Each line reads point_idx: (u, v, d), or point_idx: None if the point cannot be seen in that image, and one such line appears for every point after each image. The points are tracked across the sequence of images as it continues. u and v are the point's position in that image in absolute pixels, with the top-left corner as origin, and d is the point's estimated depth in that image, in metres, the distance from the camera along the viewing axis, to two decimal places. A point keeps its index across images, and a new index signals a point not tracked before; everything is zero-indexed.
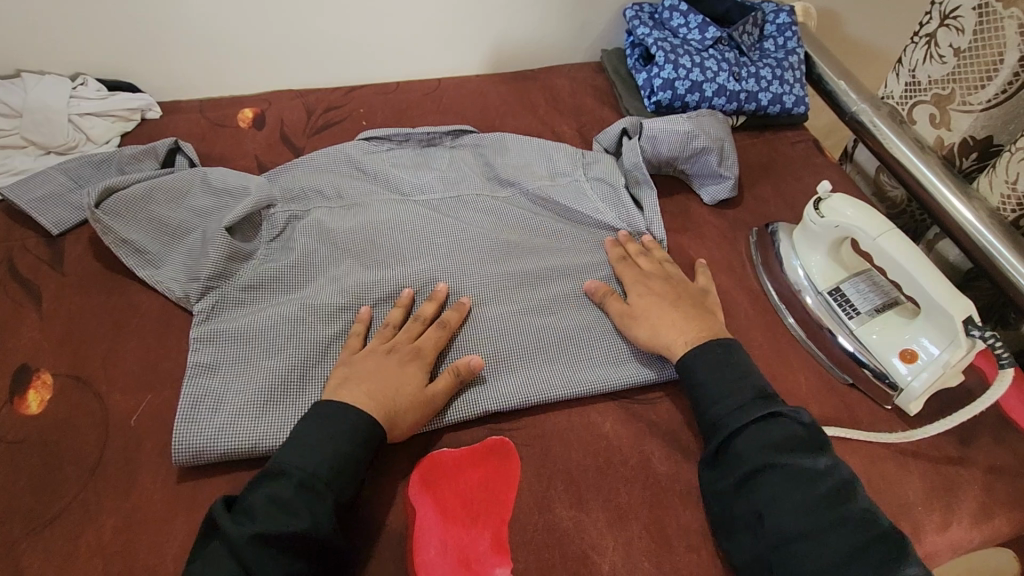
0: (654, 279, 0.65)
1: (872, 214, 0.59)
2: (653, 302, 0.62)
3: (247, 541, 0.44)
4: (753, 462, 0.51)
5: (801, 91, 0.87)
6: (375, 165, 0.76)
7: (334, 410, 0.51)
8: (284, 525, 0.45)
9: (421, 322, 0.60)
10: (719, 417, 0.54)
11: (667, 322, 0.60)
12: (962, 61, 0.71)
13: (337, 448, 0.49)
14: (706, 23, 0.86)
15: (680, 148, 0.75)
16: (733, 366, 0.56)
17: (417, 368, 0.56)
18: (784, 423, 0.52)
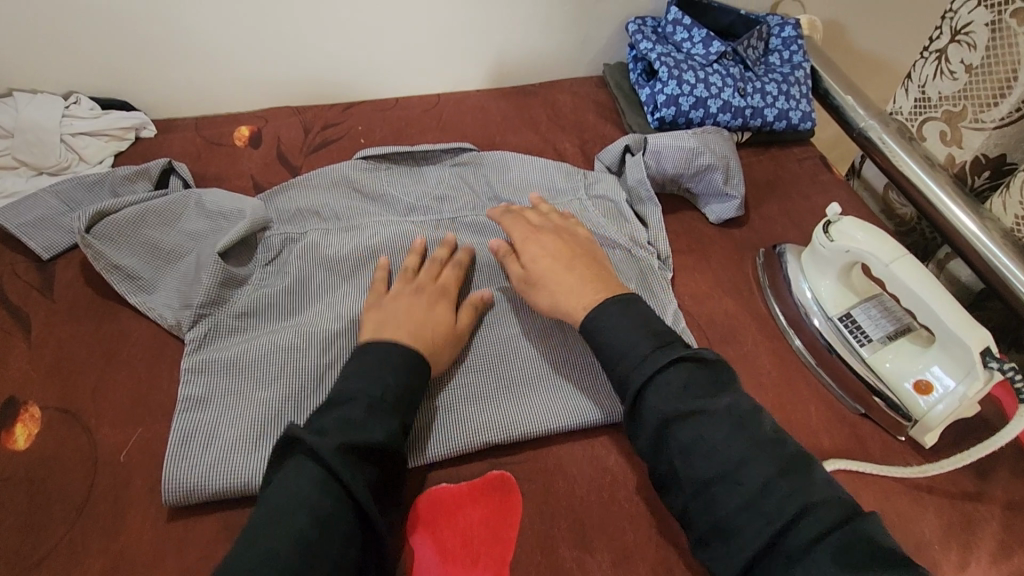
0: (546, 239, 0.64)
1: (884, 239, 0.57)
2: (550, 265, 0.61)
3: (336, 454, 0.45)
4: (667, 409, 0.49)
5: (807, 106, 0.85)
6: (371, 183, 0.75)
7: (382, 347, 0.54)
8: (366, 437, 0.47)
9: (436, 263, 0.65)
10: (625, 372, 0.53)
11: (565, 288, 0.60)
12: (974, 78, 0.70)
13: (397, 374, 0.52)
14: (711, 38, 0.84)
15: (685, 165, 0.74)
16: (637, 320, 0.55)
17: (444, 306, 0.60)
18: (691, 365, 0.52)
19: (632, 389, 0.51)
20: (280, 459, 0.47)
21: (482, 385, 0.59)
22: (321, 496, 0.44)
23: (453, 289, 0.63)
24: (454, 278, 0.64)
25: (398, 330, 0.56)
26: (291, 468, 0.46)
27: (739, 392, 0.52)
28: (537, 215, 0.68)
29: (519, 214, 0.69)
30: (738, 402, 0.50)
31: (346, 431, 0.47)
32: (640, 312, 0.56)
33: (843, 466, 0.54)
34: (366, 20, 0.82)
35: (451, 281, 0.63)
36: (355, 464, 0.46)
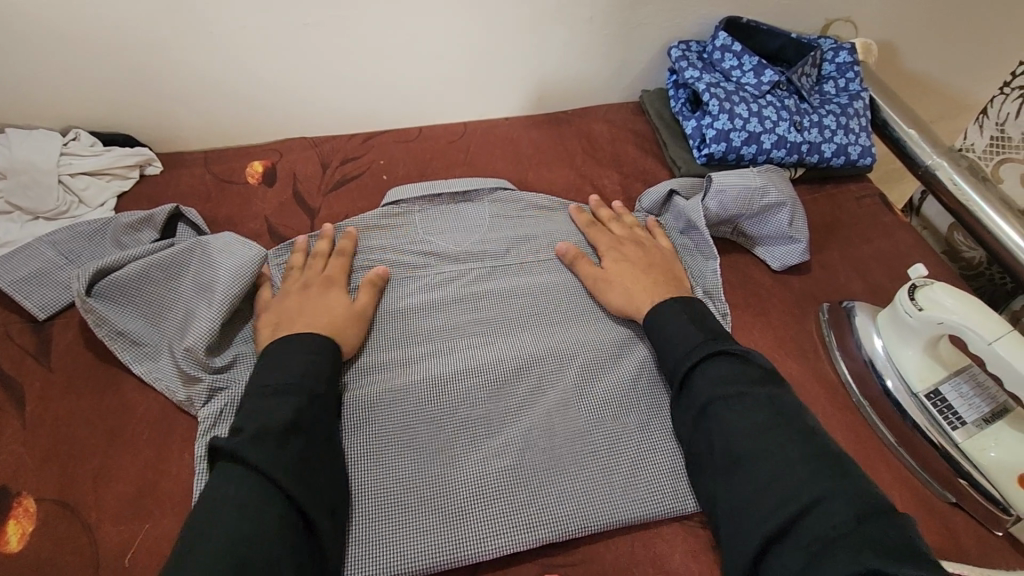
0: (625, 245, 0.67)
1: (985, 313, 0.51)
2: (623, 269, 0.65)
3: (244, 443, 0.45)
4: (709, 395, 0.52)
5: (867, 140, 0.78)
6: (405, 231, 0.70)
7: (279, 340, 0.54)
8: (272, 418, 0.47)
9: (321, 257, 0.65)
10: (674, 359, 0.56)
11: (640, 286, 0.63)
12: None
13: (300, 360, 0.52)
14: (763, 66, 0.77)
15: (746, 206, 0.67)
16: (692, 308, 0.59)
17: (335, 292, 0.60)
18: (737, 358, 0.54)
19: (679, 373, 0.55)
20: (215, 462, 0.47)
21: (529, 469, 0.53)
22: (250, 495, 0.43)
23: (341, 278, 0.62)
24: (337, 265, 0.64)
25: (295, 324, 0.56)
26: (218, 473, 0.45)
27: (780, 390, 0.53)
28: (620, 225, 0.70)
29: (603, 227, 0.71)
30: (778, 399, 0.52)
31: (255, 421, 0.47)
32: (695, 307, 0.59)
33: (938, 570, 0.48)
34: (391, 44, 0.76)
35: (340, 271, 0.63)
36: (266, 446, 0.45)
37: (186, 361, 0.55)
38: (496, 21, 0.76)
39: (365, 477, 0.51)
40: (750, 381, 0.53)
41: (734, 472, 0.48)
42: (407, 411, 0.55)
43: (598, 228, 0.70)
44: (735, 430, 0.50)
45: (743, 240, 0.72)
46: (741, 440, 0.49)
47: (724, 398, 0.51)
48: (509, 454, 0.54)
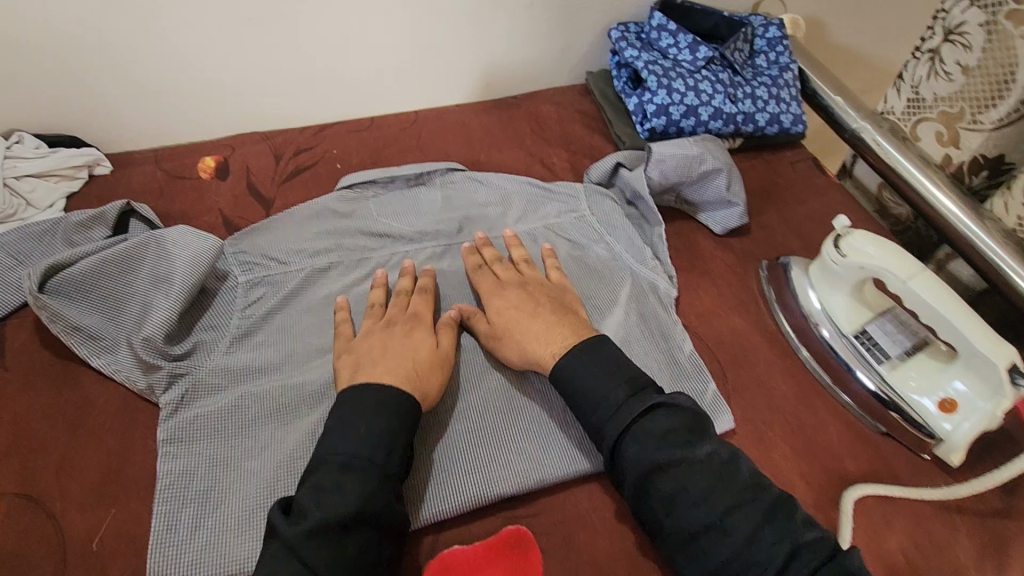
0: (511, 290, 0.61)
1: (900, 255, 0.55)
2: (516, 316, 0.59)
3: (301, 537, 0.43)
4: (646, 465, 0.48)
5: (798, 109, 0.83)
6: (359, 216, 0.71)
7: (353, 388, 0.51)
8: (337, 509, 0.44)
9: (403, 295, 0.62)
10: (598, 426, 0.51)
11: (535, 336, 0.57)
12: (970, 79, 0.67)
13: (373, 430, 0.48)
14: (697, 43, 0.81)
15: (686, 174, 0.71)
16: (603, 360, 0.53)
17: (421, 336, 0.57)
18: (665, 416, 0.50)
19: (608, 443, 0.50)
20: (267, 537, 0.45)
21: (490, 432, 0.55)
22: None
23: (426, 317, 0.60)
24: (423, 306, 0.61)
25: (374, 370, 0.53)
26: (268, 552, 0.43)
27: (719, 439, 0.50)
28: (507, 266, 0.64)
29: (489, 268, 0.65)
30: (719, 453, 0.48)
31: (317, 503, 0.44)
32: (604, 354, 0.54)
33: (868, 491, 0.53)
34: (353, 40, 0.78)
35: (424, 309, 0.60)
36: (323, 543, 0.43)
37: (145, 349, 0.56)
38: (438, 11, 0.78)
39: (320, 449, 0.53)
40: (688, 440, 0.49)
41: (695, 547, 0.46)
42: None
43: (486, 271, 0.65)
44: (681, 494, 0.47)
45: (686, 207, 0.75)
46: (704, 506, 0.46)
47: (666, 465, 0.47)
48: (469, 418, 0.56)
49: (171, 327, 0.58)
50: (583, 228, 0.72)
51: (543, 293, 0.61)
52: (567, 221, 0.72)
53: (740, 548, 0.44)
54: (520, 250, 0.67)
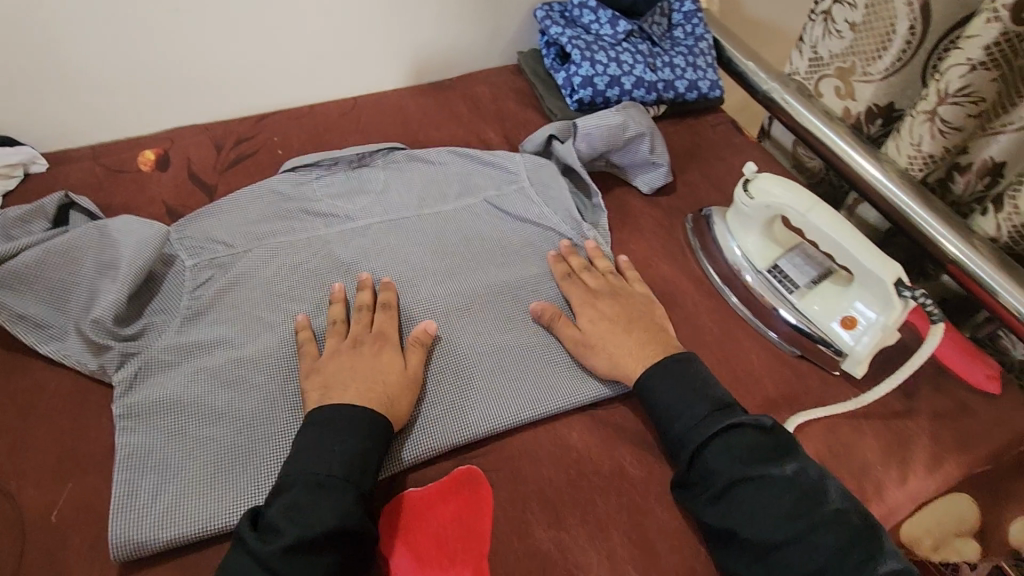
0: (604, 301, 0.64)
1: (800, 191, 0.61)
2: (609, 329, 0.61)
3: (277, 553, 0.44)
4: (731, 474, 0.51)
5: (714, 75, 0.89)
6: (303, 198, 0.73)
7: (326, 411, 0.52)
8: (313, 528, 0.45)
9: (366, 310, 0.62)
10: (682, 435, 0.54)
11: (626, 351, 0.60)
12: (858, 35, 0.73)
13: (351, 450, 0.50)
14: (616, 18, 0.86)
15: (612, 141, 0.75)
16: (688, 376, 0.57)
17: (390, 353, 0.58)
18: (750, 433, 0.53)
19: (693, 446, 0.53)
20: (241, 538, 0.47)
21: (439, 387, 0.58)
22: None
23: (391, 333, 0.60)
24: (388, 323, 0.61)
25: (347, 394, 0.53)
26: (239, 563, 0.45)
27: (803, 460, 0.52)
28: (595, 275, 0.66)
29: (577, 277, 0.67)
30: (805, 472, 0.51)
31: (293, 523, 0.46)
32: (695, 373, 0.57)
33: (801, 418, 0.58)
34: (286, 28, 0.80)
35: (389, 326, 0.61)
36: (295, 559, 0.45)
37: (93, 331, 0.57)
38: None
39: (277, 414, 0.56)
40: (773, 457, 0.52)
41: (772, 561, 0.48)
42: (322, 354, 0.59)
43: (573, 280, 0.66)
44: (760, 510, 0.49)
45: (616, 172, 0.80)
46: (781, 525, 0.48)
47: (749, 477, 0.50)
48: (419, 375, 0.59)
49: (120, 309, 0.59)
50: (521, 198, 0.74)
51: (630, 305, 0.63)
52: (507, 192, 0.75)
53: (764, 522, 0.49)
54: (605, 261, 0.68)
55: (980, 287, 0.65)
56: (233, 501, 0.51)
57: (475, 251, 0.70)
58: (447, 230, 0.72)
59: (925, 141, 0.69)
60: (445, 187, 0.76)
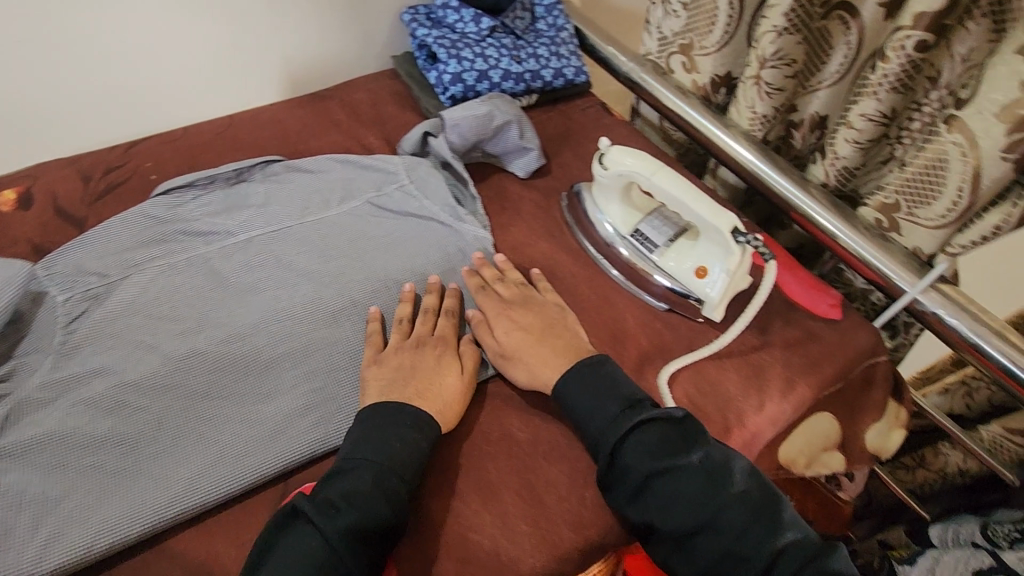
0: (517, 311, 0.65)
1: (646, 159, 0.67)
2: (526, 338, 0.63)
3: (344, 537, 0.48)
4: (645, 469, 0.54)
5: (577, 62, 0.94)
6: (179, 219, 0.71)
7: (392, 406, 0.57)
8: (374, 519, 0.50)
9: (431, 314, 0.66)
10: (597, 435, 0.57)
11: (543, 359, 0.62)
12: (691, 13, 0.80)
13: (410, 444, 0.55)
14: (479, 15, 0.89)
15: (482, 131, 0.78)
16: (601, 378, 0.60)
17: (449, 356, 0.63)
18: (660, 428, 0.56)
19: (608, 447, 0.56)
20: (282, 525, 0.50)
21: (325, 386, 0.61)
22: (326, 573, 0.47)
23: (451, 337, 0.65)
24: (448, 326, 0.65)
25: (407, 391, 0.59)
26: (289, 549, 0.48)
27: (710, 444, 0.56)
28: (506, 285, 0.68)
29: (490, 289, 0.68)
30: (711, 456, 0.55)
31: (351, 506, 0.50)
32: (607, 373, 0.60)
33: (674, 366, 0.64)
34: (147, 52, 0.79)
35: (450, 331, 0.65)
36: (355, 544, 0.48)
37: None
38: (226, 14, 0.81)
39: (162, 433, 0.56)
40: (679, 447, 0.56)
41: (690, 544, 0.53)
42: (208, 369, 0.59)
43: (488, 292, 0.68)
44: (675, 499, 0.54)
45: (493, 160, 0.84)
46: (694, 511, 0.53)
47: (660, 471, 0.54)
48: (302, 376, 0.61)
49: None
50: (398, 195, 0.76)
51: (548, 312, 0.66)
52: (386, 192, 0.76)
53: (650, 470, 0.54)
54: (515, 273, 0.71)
55: (818, 228, 0.72)
56: (119, 522, 0.51)
57: (358, 254, 0.70)
58: (327, 236, 0.72)
59: (758, 103, 0.76)
60: (324, 193, 0.76)
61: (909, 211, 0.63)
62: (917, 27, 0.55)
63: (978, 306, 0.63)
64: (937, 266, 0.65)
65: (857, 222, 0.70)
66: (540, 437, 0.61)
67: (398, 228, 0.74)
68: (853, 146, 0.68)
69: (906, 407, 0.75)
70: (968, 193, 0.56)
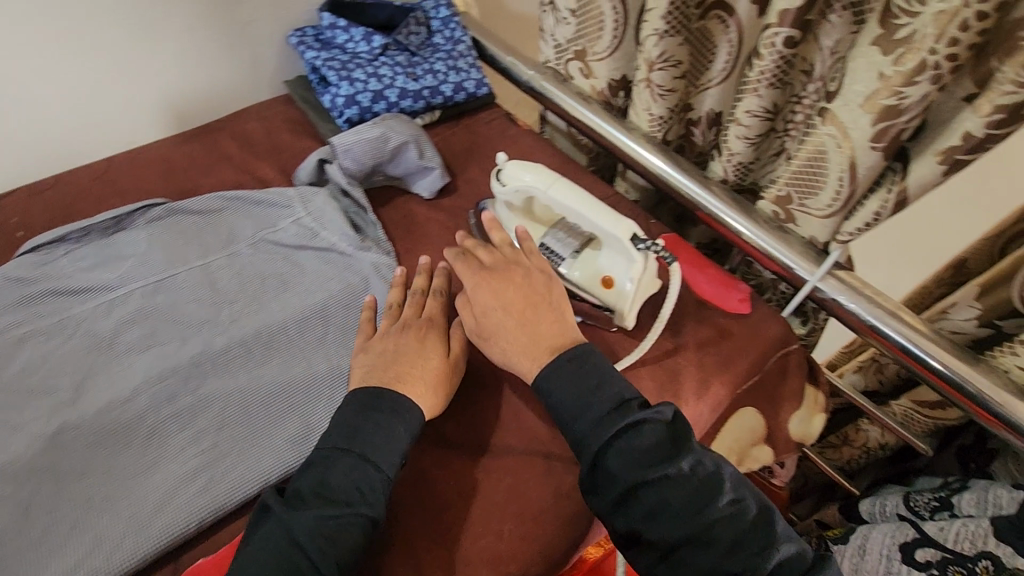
0: (498, 279, 0.62)
1: (543, 173, 0.66)
2: (502, 319, 0.60)
3: (313, 525, 0.49)
4: (631, 478, 0.53)
5: (478, 74, 0.92)
6: (47, 278, 0.65)
7: (373, 393, 0.56)
8: (347, 511, 0.50)
9: (420, 295, 0.66)
10: (585, 432, 0.55)
11: (519, 345, 0.60)
12: (579, 20, 0.79)
13: (393, 437, 0.54)
14: (370, 33, 0.87)
15: (378, 155, 0.75)
16: (585, 376, 0.57)
17: (434, 337, 0.62)
18: (652, 431, 0.54)
19: (593, 449, 0.54)
20: (259, 518, 0.51)
21: (216, 442, 0.56)
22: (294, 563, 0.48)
23: (439, 319, 0.64)
24: (437, 309, 0.64)
25: (388, 375, 0.58)
26: (262, 537, 0.49)
27: (700, 452, 0.56)
28: (489, 252, 0.65)
29: (472, 255, 0.66)
30: (703, 464, 0.55)
31: (326, 499, 0.50)
32: (590, 367, 0.57)
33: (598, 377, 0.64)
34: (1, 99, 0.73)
35: (438, 312, 0.64)
36: (326, 537, 0.49)
37: None
38: (90, 51, 0.76)
39: (28, 523, 0.50)
40: (669, 453, 0.54)
41: (676, 555, 0.53)
42: (84, 444, 0.55)
43: (467, 259, 0.65)
44: (665, 508, 0.52)
45: (396, 183, 0.81)
46: (684, 522, 0.52)
47: (652, 480, 0.52)
48: (191, 436, 0.56)
49: None
50: (293, 230, 0.72)
51: (529, 290, 0.62)
52: (282, 227, 0.73)
53: (632, 481, 0.52)
54: (502, 234, 0.67)
55: (723, 224, 0.73)
56: None
57: (255, 298, 0.67)
58: (217, 281, 0.68)
59: (653, 105, 0.76)
60: (213, 235, 0.72)
61: (801, 202, 0.64)
62: (783, 24, 0.56)
63: (873, 289, 0.65)
64: (831, 253, 0.67)
65: (756, 216, 0.70)
66: (460, 476, 0.58)
67: (297, 265, 0.70)
68: (744, 142, 0.69)
69: (822, 390, 0.75)
70: (848, 182, 0.56)
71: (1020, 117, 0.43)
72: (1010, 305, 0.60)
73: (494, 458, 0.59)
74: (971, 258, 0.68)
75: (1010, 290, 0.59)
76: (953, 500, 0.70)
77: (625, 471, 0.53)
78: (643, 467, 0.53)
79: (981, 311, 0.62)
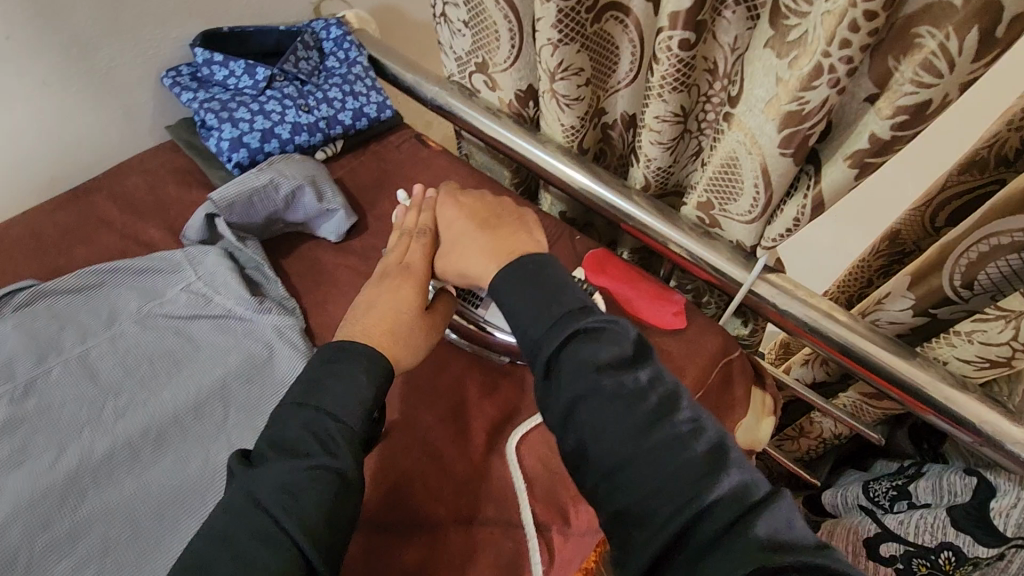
0: (465, 194, 0.65)
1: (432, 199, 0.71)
2: (465, 229, 0.60)
3: (303, 473, 0.46)
4: (577, 387, 0.46)
5: (379, 96, 0.85)
6: None
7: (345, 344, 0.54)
8: (307, 461, 0.47)
9: (419, 234, 0.63)
10: (536, 338, 0.49)
11: (483, 249, 0.57)
12: (474, 31, 0.72)
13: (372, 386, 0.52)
14: (251, 65, 0.78)
15: (270, 205, 0.69)
16: (540, 281, 0.51)
17: (424, 280, 0.60)
18: (609, 340, 0.48)
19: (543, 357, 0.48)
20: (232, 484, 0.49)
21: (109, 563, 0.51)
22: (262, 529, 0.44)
23: (417, 266, 0.61)
24: (415, 252, 0.62)
25: (355, 332, 0.56)
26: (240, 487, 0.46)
27: (656, 368, 0.49)
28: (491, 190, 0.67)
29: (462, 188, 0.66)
30: (659, 381, 0.48)
31: (313, 448, 0.48)
32: (551, 278, 0.51)
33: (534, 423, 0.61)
34: None
35: (428, 246, 0.63)
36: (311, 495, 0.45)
37: None
38: None
39: None
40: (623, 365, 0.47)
41: (616, 475, 0.44)
42: None
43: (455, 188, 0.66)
44: (604, 425, 0.45)
45: (299, 228, 0.74)
46: (620, 447, 0.44)
47: (594, 393, 0.46)
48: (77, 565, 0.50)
49: None
50: (183, 299, 0.65)
51: (493, 215, 0.61)
52: (171, 296, 0.65)
53: (580, 389, 0.46)
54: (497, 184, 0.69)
55: (650, 235, 0.69)
56: None
57: (142, 385, 0.60)
58: (98, 371, 0.60)
59: (563, 115, 0.71)
60: (88, 315, 0.63)
61: (722, 208, 0.61)
62: (675, 27, 0.52)
63: (806, 289, 0.62)
64: (760, 257, 0.63)
65: (682, 223, 0.66)
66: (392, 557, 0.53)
67: (189, 338, 0.63)
68: (659, 147, 0.65)
69: (770, 391, 0.72)
70: (763, 188, 0.53)
71: (923, 118, 0.42)
72: (942, 293, 0.57)
73: (428, 530, 0.54)
74: (905, 228, 0.62)
75: (941, 279, 0.56)
76: (910, 488, 0.69)
77: (578, 385, 0.46)
78: (595, 372, 0.46)
79: (916, 300, 0.60)
